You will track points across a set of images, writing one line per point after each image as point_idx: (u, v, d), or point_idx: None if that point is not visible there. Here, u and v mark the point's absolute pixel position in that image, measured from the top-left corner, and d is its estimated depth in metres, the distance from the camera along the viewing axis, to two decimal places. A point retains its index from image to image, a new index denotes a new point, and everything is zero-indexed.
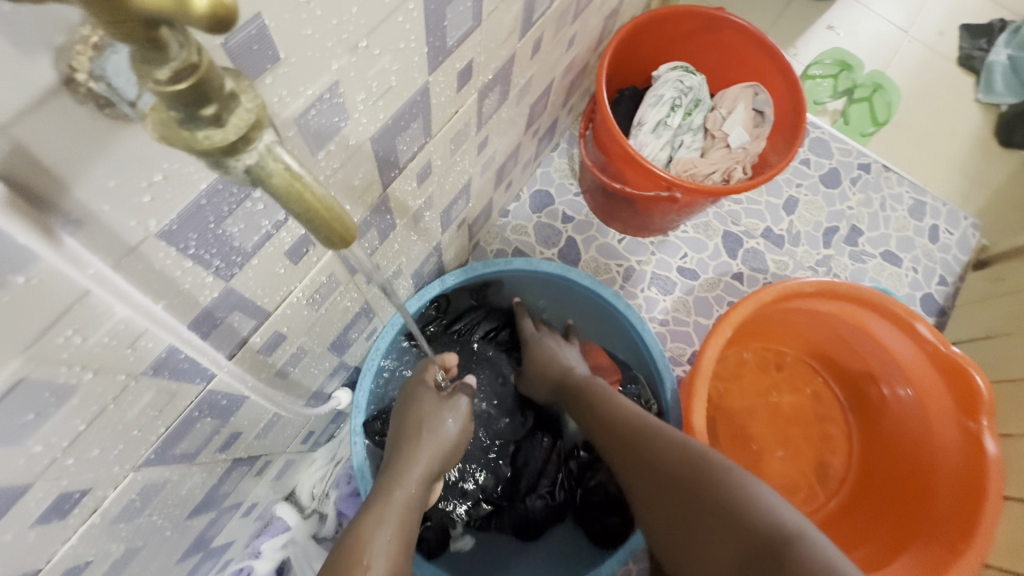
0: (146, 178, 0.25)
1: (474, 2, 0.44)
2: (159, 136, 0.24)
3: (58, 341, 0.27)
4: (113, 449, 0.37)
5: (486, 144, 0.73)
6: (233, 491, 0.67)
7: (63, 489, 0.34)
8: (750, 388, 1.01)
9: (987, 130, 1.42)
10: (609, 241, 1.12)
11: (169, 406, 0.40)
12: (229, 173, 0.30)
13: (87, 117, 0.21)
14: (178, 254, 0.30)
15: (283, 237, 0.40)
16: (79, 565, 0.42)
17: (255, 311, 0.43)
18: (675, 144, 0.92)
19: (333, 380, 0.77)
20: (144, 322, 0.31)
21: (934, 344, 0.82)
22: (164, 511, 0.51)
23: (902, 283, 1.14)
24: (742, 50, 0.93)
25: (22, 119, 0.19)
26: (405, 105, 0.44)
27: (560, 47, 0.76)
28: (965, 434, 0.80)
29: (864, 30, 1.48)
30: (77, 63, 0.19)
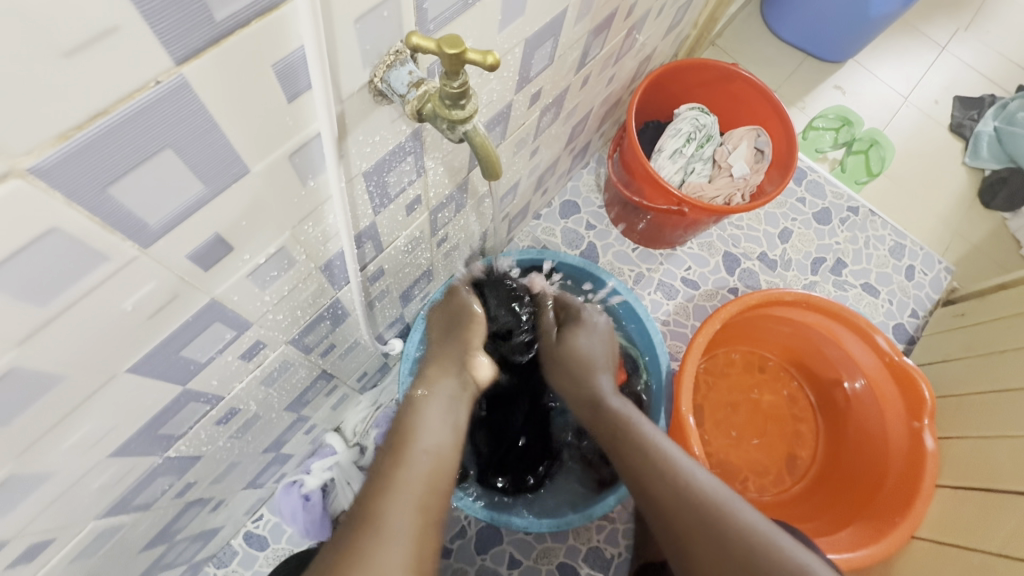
0: (371, 138, 0.43)
1: (551, 48, 0.63)
2: (387, 113, 0.42)
3: (303, 228, 0.45)
4: (285, 319, 0.54)
5: (536, 152, 0.91)
6: (310, 403, 0.84)
7: (258, 337, 0.52)
8: (735, 384, 1.17)
9: (971, 191, 1.57)
10: (625, 248, 1.30)
11: (317, 300, 0.58)
12: (403, 142, 0.48)
13: (368, 99, 0.39)
14: (365, 189, 0.49)
15: (408, 193, 0.58)
16: (234, 409, 0.60)
17: (377, 244, 0.61)
18: (688, 169, 1.11)
19: (392, 329, 0.94)
20: (337, 230, 0.49)
21: (890, 355, 0.98)
22: (280, 392, 0.68)
23: (878, 311, 1.30)
24: (749, 100, 1.12)
25: (350, 96, 0.37)
26: (496, 113, 0.63)
27: (601, 83, 0.95)
28: (910, 431, 0.95)
29: (867, 92, 1.67)
30: (378, 71, 0.37)
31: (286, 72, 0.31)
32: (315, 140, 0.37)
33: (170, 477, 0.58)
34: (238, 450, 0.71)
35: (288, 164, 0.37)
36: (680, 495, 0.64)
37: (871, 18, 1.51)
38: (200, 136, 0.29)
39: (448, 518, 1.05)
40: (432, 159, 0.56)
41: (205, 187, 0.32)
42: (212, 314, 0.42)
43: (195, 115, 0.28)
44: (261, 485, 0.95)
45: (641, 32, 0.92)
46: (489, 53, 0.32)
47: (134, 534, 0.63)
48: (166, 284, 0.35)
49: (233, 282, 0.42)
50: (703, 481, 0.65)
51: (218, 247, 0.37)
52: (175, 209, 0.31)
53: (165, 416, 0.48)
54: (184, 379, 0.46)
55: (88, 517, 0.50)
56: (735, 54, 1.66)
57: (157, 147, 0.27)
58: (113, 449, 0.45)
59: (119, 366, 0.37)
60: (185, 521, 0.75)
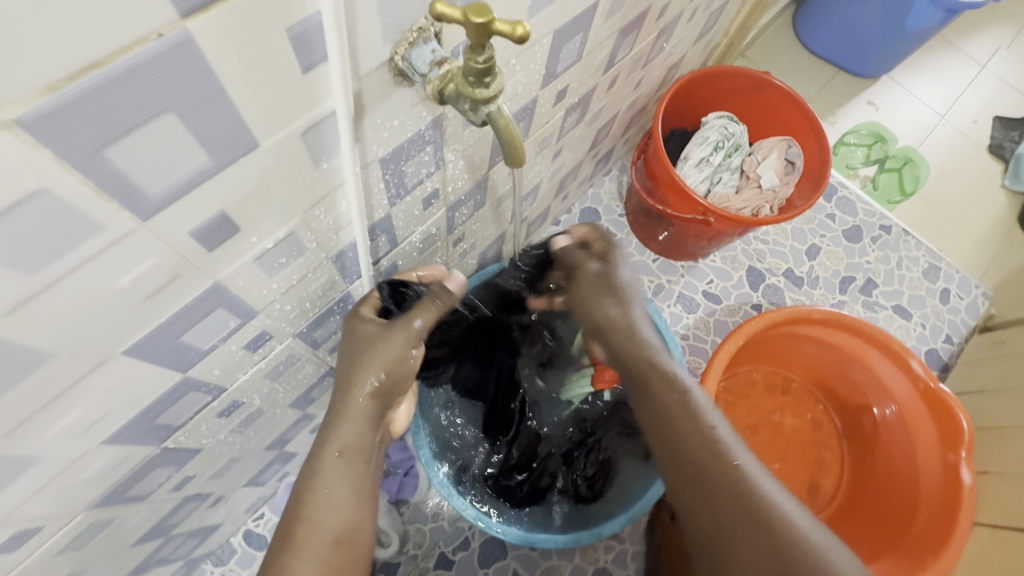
0: (390, 122, 0.41)
1: (580, 43, 0.61)
2: (407, 96, 0.40)
3: (315, 214, 0.43)
4: (293, 311, 0.52)
5: (559, 154, 0.89)
6: (316, 401, 0.82)
7: (264, 327, 0.50)
8: (757, 405, 1.12)
9: (1010, 214, 1.50)
10: (645, 259, 1.26)
11: (327, 293, 0.56)
12: (422, 129, 0.46)
13: (388, 78, 0.37)
14: (381, 176, 0.46)
15: (426, 186, 0.56)
16: (237, 402, 0.58)
17: (392, 238, 0.59)
18: (714, 179, 1.08)
19: None
20: (350, 218, 0.47)
21: (925, 381, 0.93)
22: (285, 387, 0.66)
23: (909, 335, 1.24)
24: (780, 110, 1.09)
25: (368, 74, 0.35)
26: (520, 109, 0.61)
27: (629, 87, 0.93)
28: (944, 463, 0.89)
29: (902, 109, 1.62)
30: (399, 48, 0.35)
31: (300, 39, 0.29)
32: (330, 119, 0.35)
33: (167, 469, 0.56)
34: (239, 445, 0.69)
35: (300, 143, 0.35)
36: (728, 480, 0.58)
37: (907, 32, 1.45)
38: (204, 100, 0.27)
39: (452, 529, 1.01)
40: (452, 151, 0.54)
41: (211, 160, 0.30)
42: (214, 299, 0.40)
43: (200, 78, 0.26)
44: (263, 483, 0.93)
45: (672, 35, 0.89)
46: (518, 23, 0.29)
47: (128, 526, 0.61)
48: (165, 262, 0.33)
49: (238, 267, 0.40)
50: (754, 470, 0.59)
51: (223, 227, 0.35)
52: (177, 180, 0.29)
53: (164, 404, 0.46)
54: (184, 366, 0.44)
55: (79, 506, 0.49)
56: (764, 66, 1.62)
57: (157, 108, 0.25)
58: (107, 436, 0.43)
59: (114, 347, 0.36)
60: (183, 516, 0.73)
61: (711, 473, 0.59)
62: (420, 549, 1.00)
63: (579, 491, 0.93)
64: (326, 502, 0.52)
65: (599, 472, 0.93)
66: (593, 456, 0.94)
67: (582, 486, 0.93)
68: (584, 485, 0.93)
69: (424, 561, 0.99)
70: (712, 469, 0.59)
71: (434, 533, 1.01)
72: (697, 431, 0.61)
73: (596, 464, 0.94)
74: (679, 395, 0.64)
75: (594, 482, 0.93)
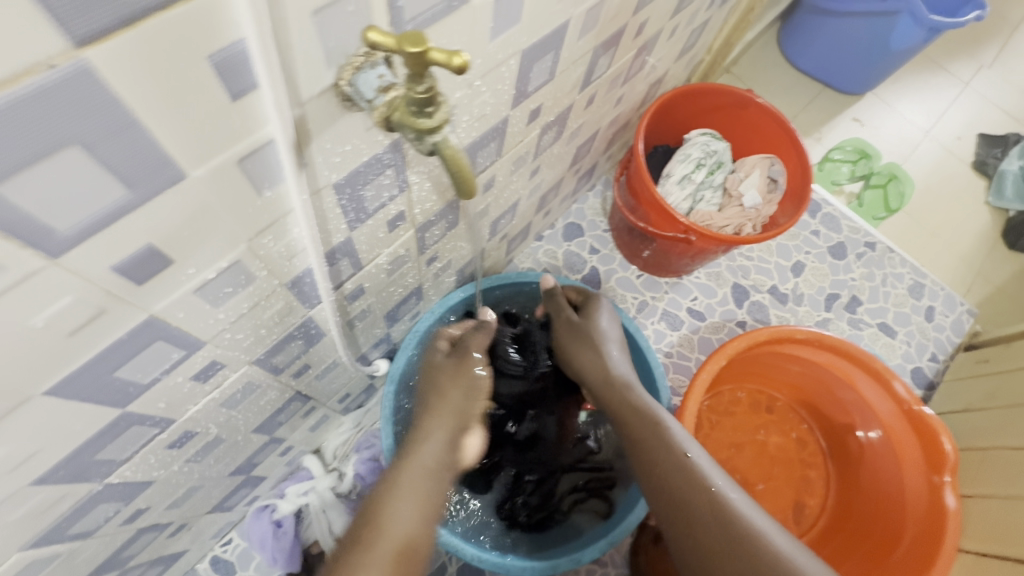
0: (341, 146, 0.39)
1: (552, 62, 0.59)
2: (359, 121, 0.39)
3: (262, 242, 0.41)
4: (247, 338, 0.50)
5: (537, 171, 0.88)
6: (284, 424, 0.79)
7: (213, 357, 0.47)
8: (741, 425, 1.10)
9: (994, 231, 1.50)
10: (629, 275, 1.25)
11: (286, 319, 0.53)
12: (380, 153, 0.44)
13: (334, 104, 0.35)
14: (336, 201, 0.45)
15: (390, 209, 0.54)
16: (190, 432, 0.55)
17: (356, 262, 0.57)
18: (697, 197, 1.07)
19: (378, 349, 0.88)
20: (304, 245, 0.45)
21: (909, 403, 0.92)
22: (246, 414, 0.64)
23: (894, 353, 1.23)
24: (762, 127, 1.08)
25: (311, 100, 0.33)
26: (490, 128, 0.59)
27: (609, 104, 0.92)
28: (928, 486, 0.87)
29: (886, 126, 1.62)
30: (344, 73, 0.33)
31: (226, 67, 0.27)
32: (270, 146, 0.33)
33: (113, 504, 0.54)
34: (198, 474, 0.66)
35: (238, 171, 0.33)
36: (710, 509, 0.57)
37: (891, 51, 1.46)
38: (114, 131, 0.25)
39: (429, 553, 0.98)
40: (416, 173, 0.52)
41: (130, 192, 0.28)
42: (151, 333, 0.38)
43: (106, 109, 0.24)
44: (231, 508, 0.89)
45: (652, 53, 0.89)
46: (456, 53, 0.28)
47: (76, 562, 0.58)
48: (86, 299, 0.31)
49: (175, 299, 0.38)
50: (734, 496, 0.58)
51: (153, 260, 0.33)
52: (89, 214, 0.27)
53: (103, 440, 0.43)
54: (123, 402, 0.42)
55: (12, 547, 0.46)
56: (750, 81, 1.63)
57: (57, 140, 0.23)
58: (37, 477, 0.40)
59: (33, 389, 0.33)
60: (139, 547, 0.70)
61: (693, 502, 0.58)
62: None
63: (518, 520, 0.92)
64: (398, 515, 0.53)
65: (541, 508, 0.94)
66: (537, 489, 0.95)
67: (522, 515, 0.93)
68: (524, 514, 0.93)
69: None
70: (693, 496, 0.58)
71: None
72: (674, 459, 0.61)
73: (539, 496, 0.94)
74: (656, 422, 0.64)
75: (534, 515, 0.93)
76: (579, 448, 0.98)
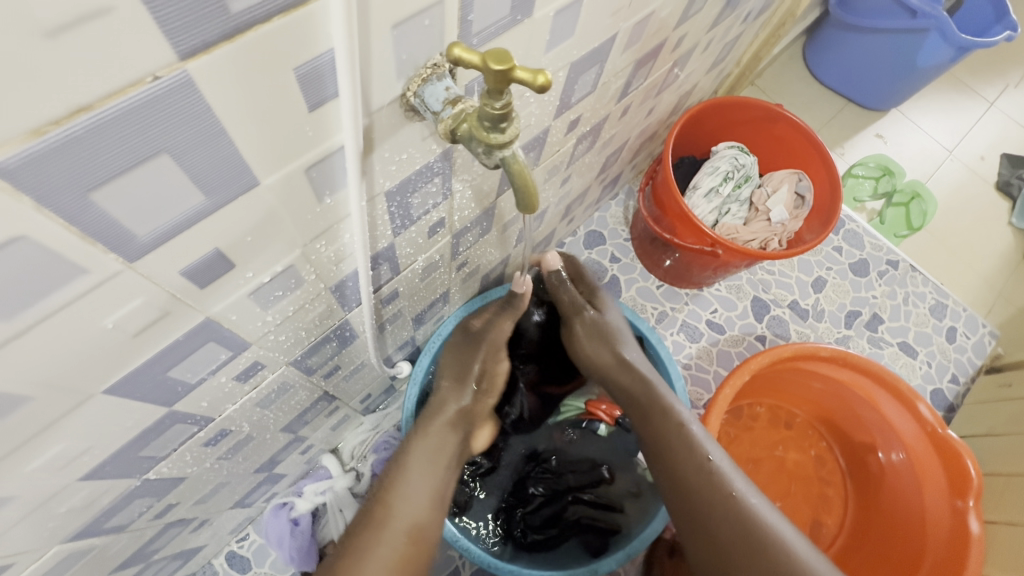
0: (397, 155, 0.40)
1: (595, 75, 0.60)
2: (417, 130, 0.39)
3: (315, 247, 0.41)
4: (288, 340, 0.50)
5: (567, 180, 0.87)
6: (308, 423, 0.79)
7: (256, 358, 0.48)
8: (759, 441, 1.10)
9: (1017, 253, 1.48)
10: (649, 285, 1.24)
11: (325, 321, 0.53)
12: (431, 162, 0.44)
13: (398, 113, 0.36)
14: (386, 209, 0.45)
15: (432, 216, 0.54)
16: (225, 430, 0.55)
17: (394, 266, 0.57)
18: (723, 210, 1.06)
19: (401, 350, 0.88)
20: (352, 250, 0.45)
21: (933, 425, 0.91)
22: (276, 413, 0.64)
23: (915, 373, 1.22)
24: (791, 142, 1.08)
25: (380, 109, 0.34)
26: (531, 138, 0.59)
27: (640, 115, 0.92)
28: (952, 511, 0.86)
29: (910, 144, 1.61)
30: (412, 84, 0.34)
31: (309, 78, 0.27)
32: (338, 154, 0.34)
33: (148, 499, 0.54)
34: (225, 471, 0.66)
35: (304, 179, 0.33)
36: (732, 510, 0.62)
37: (918, 68, 1.44)
38: (203, 141, 0.25)
39: (444, 556, 0.97)
40: (460, 181, 0.52)
41: (206, 199, 0.28)
42: (205, 334, 0.38)
43: (200, 119, 0.24)
44: (250, 505, 0.89)
45: (685, 66, 0.89)
46: (540, 73, 0.28)
47: (106, 556, 0.58)
48: (153, 302, 0.31)
49: (231, 301, 0.38)
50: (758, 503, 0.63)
51: (217, 264, 0.33)
52: (169, 221, 0.28)
53: (148, 437, 0.44)
54: (171, 400, 0.42)
55: (53, 541, 0.46)
56: (774, 93, 1.62)
57: (151, 150, 0.24)
58: (85, 473, 0.41)
59: (94, 387, 0.34)
60: (164, 542, 0.70)
61: (721, 514, 0.62)
62: None
63: (514, 534, 0.88)
64: (407, 500, 0.61)
65: (541, 530, 0.87)
66: (541, 508, 0.88)
67: (518, 531, 0.88)
68: (521, 531, 0.88)
69: None
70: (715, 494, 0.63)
71: None
72: (695, 463, 0.65)
73: (542, 517, 0.87)
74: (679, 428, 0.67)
75: (532, 535, 0.87)
76: (592, 473, 0.90)
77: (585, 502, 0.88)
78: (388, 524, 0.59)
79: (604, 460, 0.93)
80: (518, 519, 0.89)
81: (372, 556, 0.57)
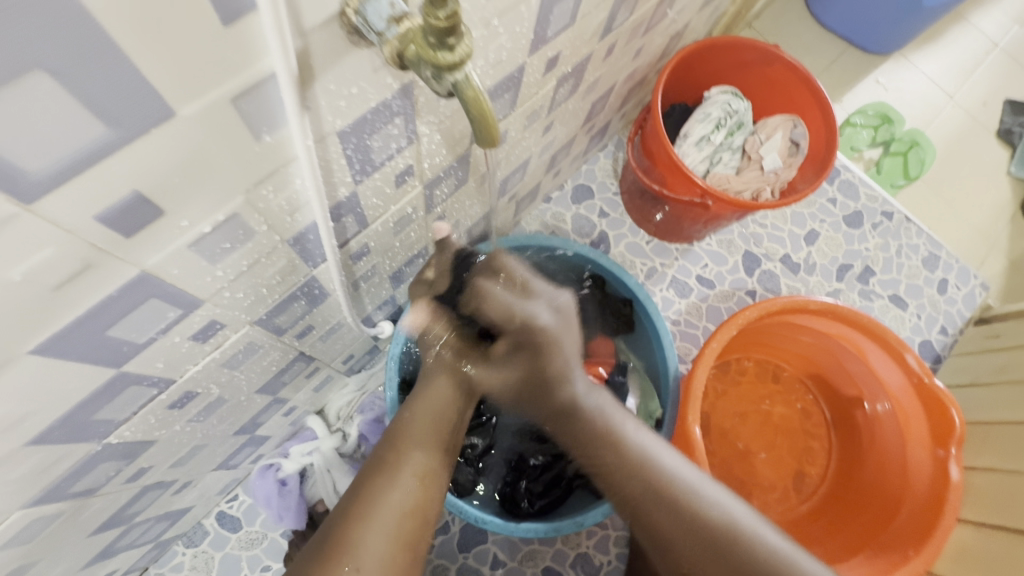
0: (347, 89, 0.36)
1: (574, 4, 0.54)
2: (367, 58, 0.35)
3: (261, 193, 0.37)
4: (247, 298, 0.47)
5: (550, 128, 0.83)
6: (287, 385, 0.77)
7: (213, 317, 0.45)
8: (746, 395, 1.11)
9: (1012, 203, 1.45)
10: (638, 240, 1.21)
11: (288, 278, 0.50)
12: (388, 99, 0.40)
13: (340, 36, 0.31)
14: (341, 151, 0.41)
15: (397, 162, 0.50)
16: (191, 393, 0.53)
17: (361, 219, 0.54)
18: (714, 159, 1.02)
19: (382, 310, 0.85)
20: (307, 198, 0.42)
21: (920, 375, 0.90)
22: (248, 374, 0.62)
23: (904, 325, 1.21)
24: (787, 87, 1.03)
25: (315, 30, 0.30)
26: (505, 77, 0.55)
27: (628, 56, 0.86)
28: (934, 460, 0.87)
29: (910, 90, 1.55)
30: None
31: None
32: (270, 83, 0.30)
33: (115, 463, 0.52)
34: (201, 434, 0.65)
35: (232, 112, 0.29)
36: None
37: (924, 7, 1.40)
38: (84, 52, 0.22)
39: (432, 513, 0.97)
40: (425, 123, 0.48)
41: (110, 130, 0.25)
42: (144, 290, 0.35)
43: (73, 26, 0.21)
44: (235, 466, 0.89)
45: (674, 3, 0.82)
46: None
47: (79, 520, 0.58)
48: (68, 251, 0.28)
49: (169, 253, 0.35)
50: None
51: (141, 210, 0.30)
52: (66, 156, 0.24)
53: (99, 400, 0.42)
54: (119, 361, 0.40)
55: (12, 507, 0.45)
56: (771, 37, 1.54)
57: (17, 62, 0.20)
58: (32, 437, 0.39)
59: (19, 347, 0.31)
60: (144, 505, 0.70)
61: None
62: None
63: (520, 505, 0.86)
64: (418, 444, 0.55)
65: (546, 495, 0.87)
66: (542, 474, 0.88)
67: (525, 501, 0.86)
68: (527, 501, 0.86)
69: None
70: None
71: None
72: None
73: (543, 483, 0.87)
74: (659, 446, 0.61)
75: (538, 502, 0.86)
76: None
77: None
78: (401, 467, 0.53)
79: None
80: (523, 490, 0.87)
81: (384, 500, 0.50)
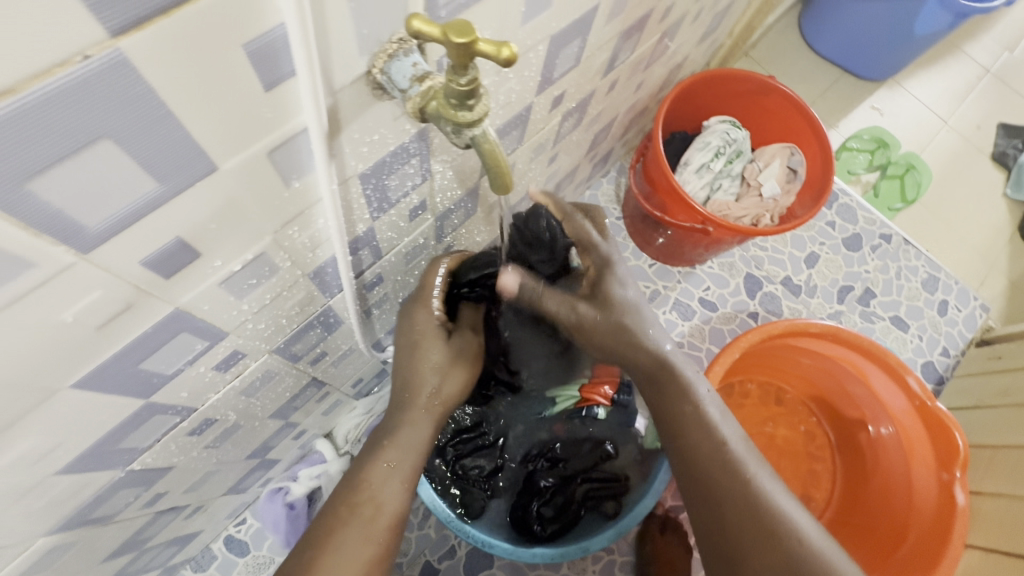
0: (369, 136, 0.38)
1: (579, 48, 0.58)
2: (389, 109, 0.37)
3: (287, 233, 0.40)
4: (268, 328, 0.49)
5: (555, 158, 0.86)
6: (298, 409, 0.79)
7: (236, 347, 0.47)
8: (750, 417, 1.12)
9: (1010, 225, 1.47)
10: (641, 263, 1.23)
11: (306, 308, 0.52)
12: (406, 142, 0.43)
13: (365, 92, 0.34)
14: (361, 191, 0.44)
15: (411, 199, 0.53)
16: (210, 419, 0.54)
17: (376, 251, 0.56)
18: (714, 186, 1.05)
19: (391, 335, 0.87)
20: (328, 235, 0.44)
21: (921, 398, 0.91)
22: (263, 400, 0.63)
23: (906, 347, 1.22)
24: (784, 116, 1.06)
25: (343, 88, 0.32)
26: (514, 116, 0.58)
27: (629, 89, 0.90)
28: (939, 484, 0.87)
29: (905, 115, 1.58)
30: (377, 61, 0.32)
31: (261, 55, 0.26)
32: (302, 136, 0.32)
33: (134, 489, 0.54)
34: (215, 459, 0.66)
35: (268, 164, 0.32)
36: (743, 498, 0.54)
37: (915, 37, 1.43)
38: (147, 121, 0.24)
39: (439, 536, 0.97)
40: (439, 162, 0.51)
41: (160, 185, 0.27)
42: (176, 325, 0.37)
43: (139, 101, 0.23)
44: (244, 490, 0.90)
45: (674, 39, 0.86)
46: (504, 45, 0.28)
47: (96, 546, 0.59)
48: (114, 294, 0.31)
49: (202, 291, 0.37)
50: (768, 483, 0.55)
51: (180, 253, 0.32)
52: (121, 210, 0.27)
53: (125, 430, 0.43)
54: (147, 392, 0.41)
55: (36, 534, 0.46)
56: (768, 65, 1.58)
57: (88, 135, 0.23)
58: (62, 466, 0.41)
59: (61, 382, 0.33)
60: (157, 529, 0.71)
61: (738, 511, 0.53)
62: (405, 557, 0.95)
63: (531, 530, 0.86)
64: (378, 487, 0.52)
65: (557, 519, 0.87)
66: (553, 498, 0.88)
67: (537, 526, 0.86)
68: (540, 525, 0.86)
69: (409, 570, 0.95)
70: (727, 477, 0.55)
71: (420, 541, 0.96)
72: (708, 442, 0.56)
73: (554, 506, 0.87)
74: (715, 443, 0.56)
75: (550, 526, 0.86)
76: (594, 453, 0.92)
77: (592, 481, 0.90)
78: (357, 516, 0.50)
79: (606, 436, 0.94)
80: (535, 514, 0.86)
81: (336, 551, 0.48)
